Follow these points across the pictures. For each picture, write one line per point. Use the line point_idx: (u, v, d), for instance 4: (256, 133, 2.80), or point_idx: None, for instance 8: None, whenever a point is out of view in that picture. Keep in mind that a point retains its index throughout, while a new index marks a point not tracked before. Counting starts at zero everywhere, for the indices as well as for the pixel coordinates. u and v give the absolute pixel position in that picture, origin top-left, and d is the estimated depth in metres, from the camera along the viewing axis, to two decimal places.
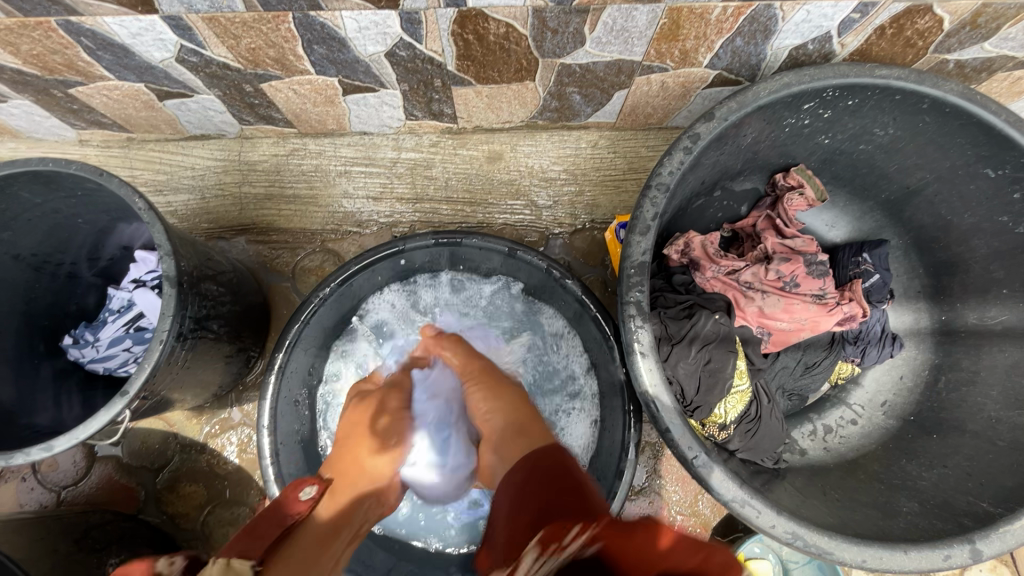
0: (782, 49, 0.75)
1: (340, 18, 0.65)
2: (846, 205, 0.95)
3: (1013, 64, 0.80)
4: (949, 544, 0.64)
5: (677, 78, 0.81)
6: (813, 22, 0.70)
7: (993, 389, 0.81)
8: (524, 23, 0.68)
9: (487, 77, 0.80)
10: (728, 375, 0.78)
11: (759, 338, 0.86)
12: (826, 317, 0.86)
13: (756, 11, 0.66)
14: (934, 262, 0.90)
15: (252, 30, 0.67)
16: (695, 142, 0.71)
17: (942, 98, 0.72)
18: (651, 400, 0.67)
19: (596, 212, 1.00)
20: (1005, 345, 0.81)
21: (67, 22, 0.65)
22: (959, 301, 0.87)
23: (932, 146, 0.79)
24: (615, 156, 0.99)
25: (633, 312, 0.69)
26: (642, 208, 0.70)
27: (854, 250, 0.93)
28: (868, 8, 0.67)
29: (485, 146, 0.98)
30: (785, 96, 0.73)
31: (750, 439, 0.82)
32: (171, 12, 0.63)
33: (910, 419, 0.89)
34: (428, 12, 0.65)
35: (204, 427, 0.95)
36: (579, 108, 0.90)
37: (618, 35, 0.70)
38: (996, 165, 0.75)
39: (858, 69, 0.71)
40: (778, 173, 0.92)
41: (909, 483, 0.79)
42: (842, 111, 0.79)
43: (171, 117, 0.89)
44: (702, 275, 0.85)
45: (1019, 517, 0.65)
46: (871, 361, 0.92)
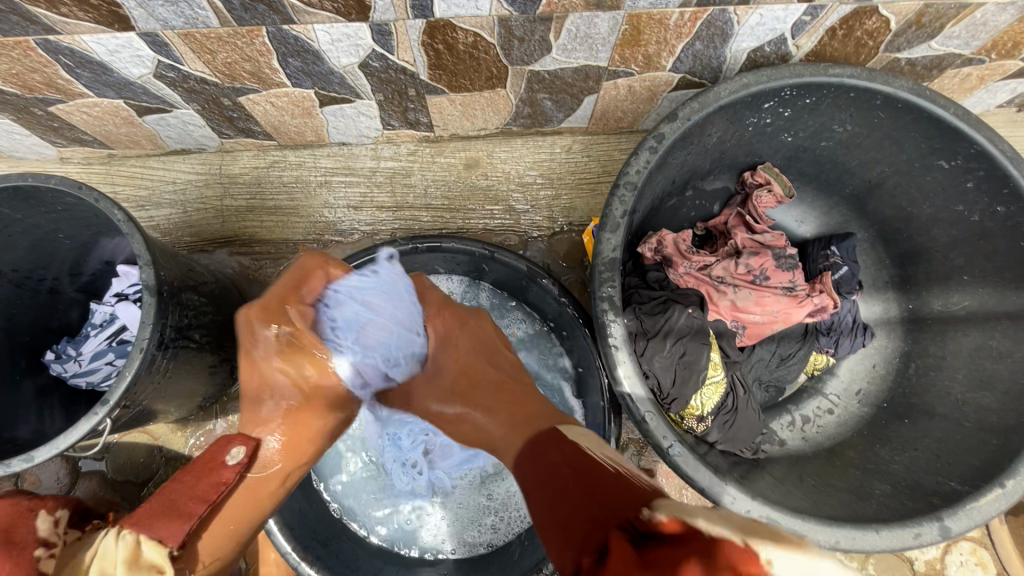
0: (740, 52, 0.78)
1: (312, 32, 0.68)
2: (813, 200, 0.98)
3: (962, 61, 0.84)
4: (919, 522, 0.66)
5: (643, 83, 0.84)
6: (767, 25, 0.73)
7: (959, 373, 0.83)
8: (491, 32, 0.70)
9: (460, 85, 0.82)
10: (703, 367, 0.80)
11: (733, 331, 0.88)
12: (798, 308, 0.88)
13: (711, 15, 0.69)
14: (899, 252, 0.93)
15: (227, 44, 0.69)
16: (660, 142, 0.74)
17: (893, 94, 0.75)
18: (625, 392, 0.69)
19: (573, 215, 1.02)
20: (968, 330, 0.84)
21: (45, 41, 0.66)
22: (925, 289, 0.90)
23: (888, 140, 0.82)
24: (589, 159, 1.02)
25: (606, 307, 0.71)
26: (611, 206, 0.73)
27: (823, 244, 0.95)
28: (818, 10, 0.70)
29: (462, 153, 1.01)
30: (744, 96, 0.76)
31: (727, 431, 0.84)
32: (148, 29, 0.65)
33: (883, 405, 0.91)
34: (398, 24, 0.67)
35: (189, 439, 0.95)
36: (551, 114, 0.93)
37: (583, 42, 0.73)
38: (948, 156, 0.78)
39: (812, 68, 0.74)
40: (746, 171, 0.95)
41: (882, 467, 0.81)
42: (801, 109, 0.82)
43: (151, 133, 0.91)
44: (675, 271, 0.87)
45: (984, 493, 0.67)
46: (844, 351, 0.94)
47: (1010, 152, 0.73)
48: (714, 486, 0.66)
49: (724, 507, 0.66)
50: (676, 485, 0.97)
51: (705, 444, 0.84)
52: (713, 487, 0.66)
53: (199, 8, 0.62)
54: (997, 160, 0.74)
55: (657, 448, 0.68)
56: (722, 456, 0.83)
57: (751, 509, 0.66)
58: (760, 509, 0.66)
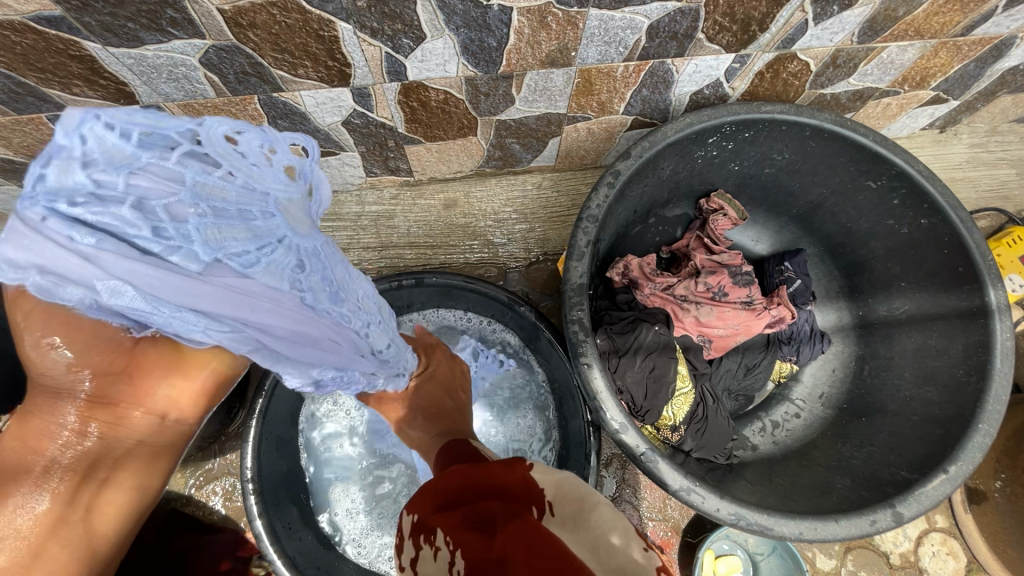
0: (684, 95, 0.88)
1: (299, 97, 0.76)
2: (765, 221, 1.07)
3: (880, 93, 0.94)
4: (874, 510, 0.72)
5: (600, 125, 0.94)
6: (703, 72, 0.83)
7: (906, 371, 0.91)
8: (459, 90, 0.79)
9: (434, 135, 0.91)
10: (671, 380, 0.86)
11: (700, 345, 0.96)
12: (756, 320, 0.95)
13: (653, 67, 0.79)
14: (845, 264, 1.02)
15: (223, 112, 0.77)
16: (617, 178, 0.82)
17: (820, 126, 0.85)
18: (599, 405, 0.75)
19: (547, 245, 1.10)
20: (911, 331, 0.92)
21: (57, 116, 0.74)
22: (871, 297, 0.99)
23: (822, 165, 0.92)
24: (559, 194, 1.10)
25: (577, 329, 0.77)
26: (576, 237, 0.80)
27: (777, 260, 1.04)
28: (745, 59, 0.80)
29: (440, 195, 1.08)
30: (689, 133, 0.85)
31: (701, 439, 0.90)
32: (151, 102, 0.73)
33: (844, 406, 0.98)
34: (376, 87, 0.76)
35: (188, 480, 0.99)
36: (520, 156, 1.02)
37: (542, 94, 0.82)
38: (875, 177, 0.88)
39: (746, 107, 0.84)
40: (702, 199, 1.04)
41: (844, 463, 0.88)
42: (742, 142, 0.91)
43: None
44: (642, 292, 0.95)
45: (930, 479, 0.73)
46: (805, 358, 1.01)
47: (925, 171, 0.82)
48: (686, 488, 0.72)
49: (696, 507, 0.72)
50: (660, 495, 1.02)
51: (680, 452, 0.89)
52: (685, 489, 0.72)
53: (198, 83, 0.70)
54: (915, 179, 0.83)
55: (631, 456, 0.74)
56: (697, 463, 0.89)
57: (720, 508, 0.71)
58: (728, 507, 0.72)
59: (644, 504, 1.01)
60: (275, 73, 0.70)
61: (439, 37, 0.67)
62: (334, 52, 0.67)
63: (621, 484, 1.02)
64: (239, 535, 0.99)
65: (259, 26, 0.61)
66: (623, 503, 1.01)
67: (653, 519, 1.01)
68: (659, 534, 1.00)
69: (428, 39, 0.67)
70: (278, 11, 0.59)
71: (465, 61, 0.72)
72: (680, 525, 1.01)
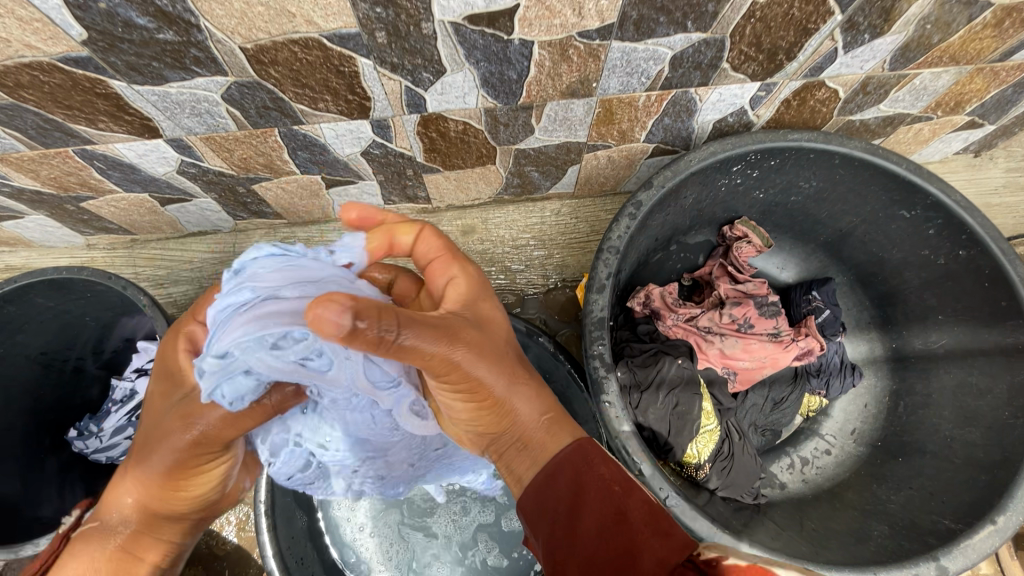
0: (706, 122, 0.86)
1: (320, 129, 0.76)
2: (791, 249, 1.04)
3: (911, 119, 0.91)
4: (917, 563, 0.68)
5: (621, 153, 0.92)
6: (727, 101, 0.81)
7: (946, 409, 0.87)
8: (479, 121, 0.78)
9: (453, 164, 0.90)
10: (695, 417, 0.83)
11: (725, 377, 0.92)
12: (784, 353, 0.92)
13: (675, 96, 0.77)
14: (877, 294, 0.98)
15: (244, 144, 0.77)
16: (639, 208, 0.80)
17: (850, 154, 0.82)
18: (621, 446, 0.72)
19: (566, 271, 1.09)
20: (950, 366, 0.87)
21: (83, 150, 0.75)
22: (905, 328, 0.94)
23: (852, 193, 0.89)
24: (578, 220, 1.09)
25: (597, 365, 0.75)
26: (597, 268, 0.79)
27: (805, 289, 1.00)
28: (771, 87, 0.78)
29: (458, 221, 1.08)
30: (713, 161, 0.83)
31: (726, 478, 0.86)
32: (174, 135, 0.73)
33: (878, 444, 0.93)
34: (395, 119, 0.75)
35: None
36: (538, 183, 1.00)
37: (562, 123, 0.81)
38: (908, 206, 0.84)
39: (772, 136, 0.82)
40: (725, 226, 1.01)
41: (880, 507, 0.83)
42: (768, 170, 0.89)
43: (172, 220, 0.99)
44: (663, 323, 0.92)
45: (977, 531, 0.69)
46: (836, 392, 0.97)
47: (963, 201, 0.79)
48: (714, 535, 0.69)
49: None
50: None
51: (705, 492, 0.85)
52: (712, 537, 0.69)
53: (220, 117, 0.71)
54: (952, 210, 0.80)
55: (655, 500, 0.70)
56: (723, 503, 0.85)
57: None
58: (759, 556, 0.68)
59: None
60: (295, 108, 0.70)
61: (459, 71, 0.67)
62: (354, 87, 0.67)
63: None
64: (251, 567, 0.97)
65: (280, 63, 0.61)
66: None
67: None
68: None
69: (448, 73, 0.67)
70: (300, 48, 0.59)
71: (485, 93, 0.71)
72: None
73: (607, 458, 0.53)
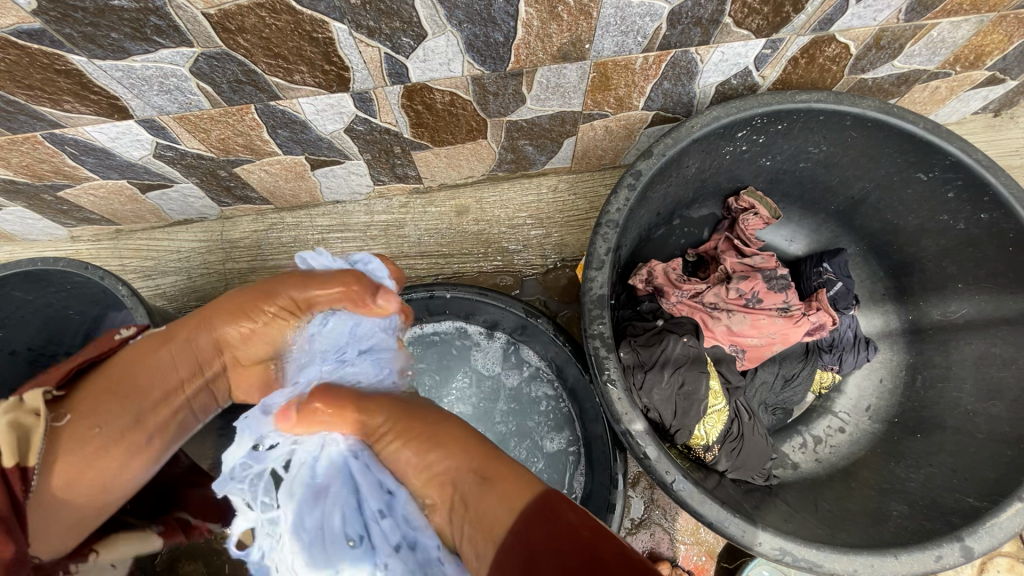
0: (709, 86, 0.81)
1: (298, 105, 0.72)
2: (800, 219, 0.99)
3: (928, 76, 0.86)
4: (940, 544, 0.64)
5: (619, 122, 0.87)
6: (730, 61, 0.76)
7: (967, 382, 0.82)
8: (466, 91, 0.74)
9: (442, 139, 0.86)
10: (702, 397, 0.79)
11: (733, 355, 0.88)
12: (795, 328, 0.88)
13: (675, 57, 0.72)
14: (892, 264, 0.93)
15: (220, 123, 0.73)
16: (638, 178, 0.76)
17: (863, 114, 0.77)
18: (625, 429, 0.68)
19: (565, 251, 1.05)
20: (971, 337, 0.83)
21: (51, 135, 0.71)
22: (922, 299, 0.90)
23: (866, 157, 0.84)
24: (576, 197, 1.04)
25: (598, 345, 0.71)
26: (595, 244, 0.74)
27: (815, 261, 0.95)
28: (777, 44, 0.73)
29: (452, 201, 1.04)
30: (717, 127, 0.78)
31: (736, 459, 0.82)
32: (145, 116, 0.70)
33: (895, 421, 0.89)
34: (377, 91, 0.71)
35: None
36: (533, 158, 0.96)
37: (555, 91, 0.76)
38: (926, 168, 0.79)
39: (779, 97, 0.77)
40: (730, 197, 0.96)
41: (898, 486, 0.80)
42: (774, 135, 0.84)
43: (155, 208, 0.95)
44: (667, 301, 0.88)
45: (1003, 509, 0.65)
46: (849, 367, 0.93)
47: (986, 160, 0.74)
48: (723, 519, 0.65)
49: (734, 541, 0.65)
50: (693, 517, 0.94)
51: (715, 474, 0.82)
52: (723, 521, 0.65)
53: (191, 94, 0.67)
54: (974, 170, 0.75)
55: (661, 484, 0.67)
56: (733, 485, 0.82)
57: (763, 543, 0.65)
58: (772, 540, 0.65)
59: (675, 528, 0.94)
60: (269, 81, 0.66)
61: (442, 34, 0.62)
62: (331, 55, 0.63)
63: (650, 506, 0.95)
64: None
65: (249, 30, 0.57)
66: (653, 525, 0.94)
67: (686, 542, 0.94)
68: (693, 560, 0.93)
69: (430, 37, 0.62)
70: (267, 12, 0.55)
71: (470, 59, 0.67)
72: (715, 549, 0.93)
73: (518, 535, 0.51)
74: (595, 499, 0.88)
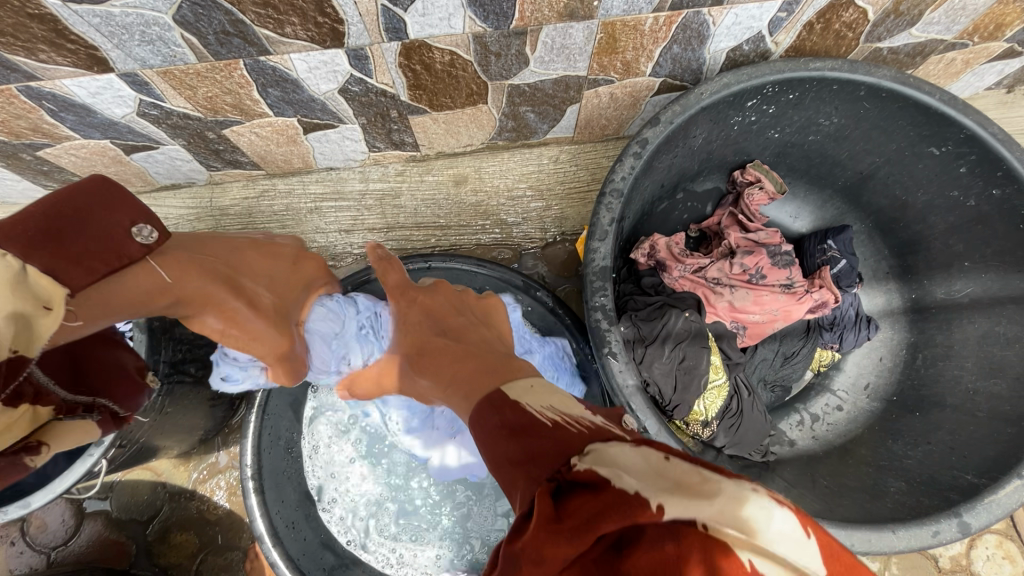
0: (719, 52, 0.78)
1: (289, 61, 0.68)
2: (806, 195, 0.97)
3: (944, 47, 0.83)
4: (937, 520, 0.65)
5: (624, 89, 0.84)
6: (743, 24, 0.72)
7: (968, 361, 0.82)
8: (467, 50, 0.70)
9: (441, 104, 0.83)
10: (703, 372, 0.78)
11: (733, 332, 0.88)
12: (797, 305, 0.86)
13: (686, 19, 0.69)
14: (897, 242, 0.91)
15: (207, 79, 0.70)
16: (644, 147, 0.73)
17: (877, 84, 0.74)
18: (626, 403, 0.67)
19: (565, 224, 1.02)
20: (974, 317, 0.82)
21: (28, 88, 0.67)
22: (927, 278, 0.89)
23: (877, 130, 0.81)
24: (578, 168, 1.02)
25: (599, 317, 0.70)
26: (598, 215, 0.72)
27: (819, 238, 0.94)
28: (793, 6, 0.70)
29: (450, 170, 1.00)
30: (726, 95, 0.75)
31: (734, 435, 0.82)
32: (127, 69, 0.66)
33: (893, 399, 0.89)
34: (373, 48, 0.67)
35: (192, 473, 0.96)
36: (535, 126, 0.93)
37: (560, 53, 0.73)
38: (939, 142, 0.77)
39: (793, 64, 0.73)
40: (736, 170, 0.94)
41: (895, 463, 0.80)
42: (785, 105, 0.81)
43: (140, 171, 0.91)
44: (669, 275, 0.86)
45: (1002, 486, 0.65)
46: (849, 346, 0.92)
47: (1001, 134, 0.72)
48: None
49: None
50: None
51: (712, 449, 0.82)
52: None
53: (176, 46, 0.63)
54: (988, 144, 0.73)
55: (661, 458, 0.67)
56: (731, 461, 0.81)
57: None
58: None
59: None
60: (259, 34, 0.62)
61: None
62: (324, 6, 0.59)
63: None
64: (245, 531, 0.95)
65: None
66: None
67: None
68: None
69: None
70: None
71: (472, 14, 0.63)
72: None
73: (497, 401, 0.41)
74: None
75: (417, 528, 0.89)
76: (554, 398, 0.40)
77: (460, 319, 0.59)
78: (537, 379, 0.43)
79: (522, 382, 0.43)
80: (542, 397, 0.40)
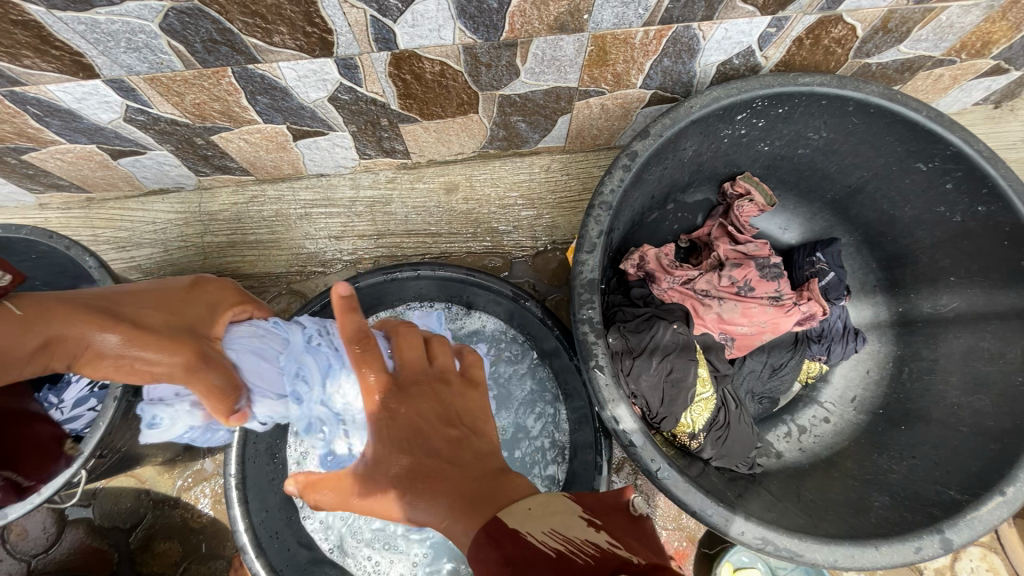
0: (709, 66, 0.78)
1: (278, 69, 0.68)
2: (795, 207, 0.98)
3: (932, 63, 0.84)
4: (920, 536, 0.65)
5: (615, 101, 0.84)
6: (733, 39, 0.73)
7: (953, 375, 0.82)
8: (457, 60, 0.70)
9: (432, 112, 0.82)
10: (690, 385, 0.78)
11: (722, 344, 0.88)
12: (785, 317, 0.87)
13: (676, 32, 0.69)
14: (885, 256, 0.92)
15: (194, 86, 0.69)
16: (633, 159, 0.73)
17: (865, 100, 0.75)
18: (611, 416, 0.67)
19: (555, 234, 1.03)
20: (960, 331, 0.83)
21: (12, 92, 0.66)
22: (914, 292, 0.89)
23: (865, 145, 0.82)
24: (569, 177, 1.02)
25: (587, 330, 0.69)
26: (587, 227, 0.72)
27: (808, 250, 0.94)
28: (782, 22, 0.70)
29: (441, 178, 1.00)
30: (716, 109, 0.75)
31: (721, 447, 0.82)
32: (113, 76, 0.65)
33: (880, 412, 0.90)
34: (363, 57, 0.67)
35: (176, 481, 0.95)
36: (526, 135, 0.93)
37: (550, 64, 0.73)
38: (926, 158, 0.78)
39: (782, 79, 0.74)
40: (726, 182, 0.94)
41: (880, 477, 0.80)
42: (774, 119, 0.81)
43: (128, 175, 0.91)
44: (659, 287, 0.86)
45: (984, 502, 0.65)
46: (837, 358, 0.93)
47: (986, 151, 0.72)
48: (706, 508, 0.65)
49: (718, 530, 0.65)
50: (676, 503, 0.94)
51: (699, 461, 0.82)
52: (706, 510, 0.65)
53: (162, 53, 0.62)
54: (973, 161, 0.73)
55: (646, 473, 0.66)
56: (717, 473, 0.81)
57: (745, 531, 0.64)
58: (754, 530, 0.65)
59: (657, 513, 0.94)
60: (247, 42, 0.62)
61: None
62: (312, 16, 0.59)
63: (633, 491, 0.95)
64: (230, 539, 0.94)
65: None
66: None
67: (667, 528, 0.94)
68: (675, 545, 0.94)
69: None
70: None
71: (462, 26, 0.63)
72: (697, 535, 0.94)
73: (499, 530, 0.40)
74: (579, 485, 0.87)
75: (390, 536, 0.88)
76: (555, 518, 0.40)
77: (453, 429, 0.49)
78: (536, 499, 0.43)
79: (520, 505, 0.43)
80: (544, 520, 0.40)
